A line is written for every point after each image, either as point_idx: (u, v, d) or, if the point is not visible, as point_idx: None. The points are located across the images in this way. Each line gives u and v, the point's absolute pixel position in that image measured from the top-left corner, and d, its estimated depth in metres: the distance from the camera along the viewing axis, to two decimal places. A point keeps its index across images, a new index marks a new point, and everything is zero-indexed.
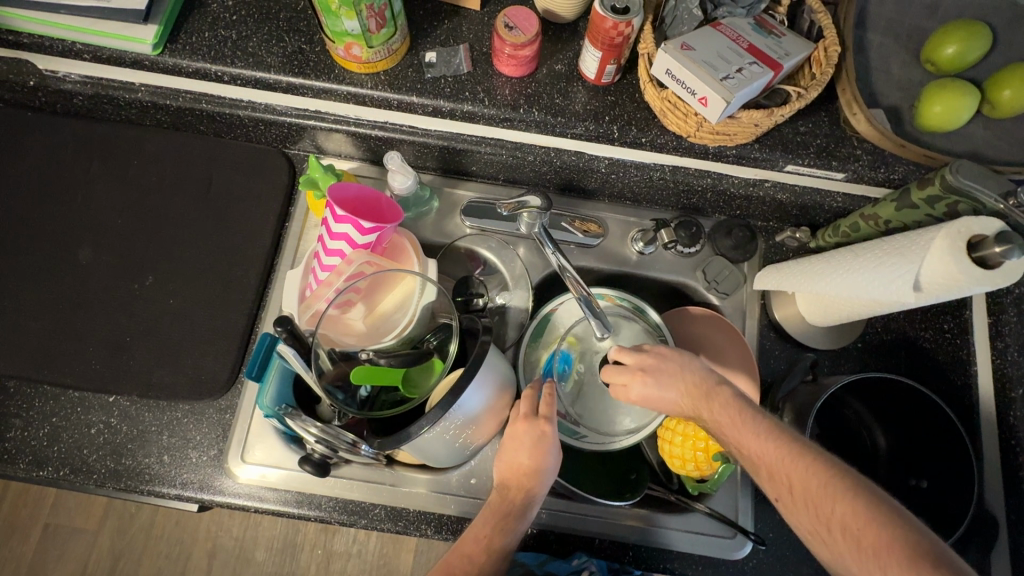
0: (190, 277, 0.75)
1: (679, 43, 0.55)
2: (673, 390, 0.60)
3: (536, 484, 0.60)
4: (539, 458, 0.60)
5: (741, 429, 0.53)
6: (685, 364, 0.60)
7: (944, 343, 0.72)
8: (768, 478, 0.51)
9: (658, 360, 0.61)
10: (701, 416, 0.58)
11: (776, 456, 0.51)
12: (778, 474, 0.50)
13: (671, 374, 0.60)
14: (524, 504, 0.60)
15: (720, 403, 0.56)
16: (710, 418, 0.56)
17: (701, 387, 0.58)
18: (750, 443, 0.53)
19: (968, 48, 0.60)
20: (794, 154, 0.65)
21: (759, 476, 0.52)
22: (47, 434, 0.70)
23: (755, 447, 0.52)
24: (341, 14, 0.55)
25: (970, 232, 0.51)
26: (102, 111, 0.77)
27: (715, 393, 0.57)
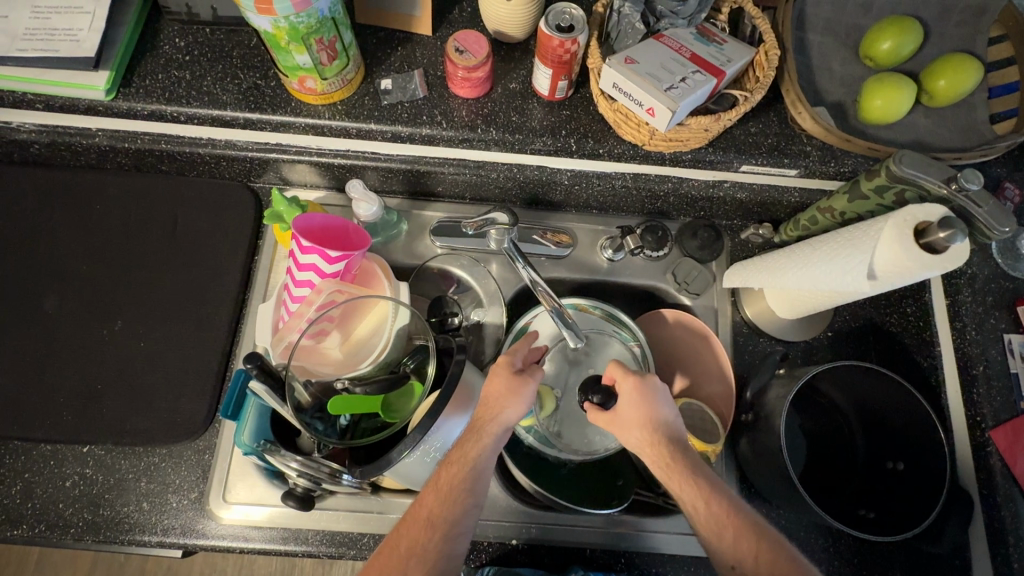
0: (160, 319, 0.74)
1: (623, 57, 0.56)
2: (654, 425, 0.56)
3: (486, 416, 0.57)
4: (494, 389, 0.59)
5: (707, 497, 0.51)
6: (653, 408, 0.56)
7: (909, 326, 0.74)
8: (729, 557, 0.49)
9: (633, 402, 0.57)
10: (668, 464, 0.54)
11: (743, 524, 0.50)
12: (742, 550, 0.49)
13: (636, 422, 0.56)
14: (472, 440, 0.56)
15: (687, 472, 0.53)
16: (670, 478, 0.54)
17: (665, 452, 0.54)
18: (714, 511, 0.51)
19: (902, 43, 0.63)
20: (747, 155, 0.67)
21: (712, 539, 0.51)
22: (20, 491, 0.68)
23: (722, 522, 0.50)
24: (292, 49, 0.56)
25: (916, 220, 0.53)
26: (61, 158, 0.76)
27: (680, 461, 0.54)
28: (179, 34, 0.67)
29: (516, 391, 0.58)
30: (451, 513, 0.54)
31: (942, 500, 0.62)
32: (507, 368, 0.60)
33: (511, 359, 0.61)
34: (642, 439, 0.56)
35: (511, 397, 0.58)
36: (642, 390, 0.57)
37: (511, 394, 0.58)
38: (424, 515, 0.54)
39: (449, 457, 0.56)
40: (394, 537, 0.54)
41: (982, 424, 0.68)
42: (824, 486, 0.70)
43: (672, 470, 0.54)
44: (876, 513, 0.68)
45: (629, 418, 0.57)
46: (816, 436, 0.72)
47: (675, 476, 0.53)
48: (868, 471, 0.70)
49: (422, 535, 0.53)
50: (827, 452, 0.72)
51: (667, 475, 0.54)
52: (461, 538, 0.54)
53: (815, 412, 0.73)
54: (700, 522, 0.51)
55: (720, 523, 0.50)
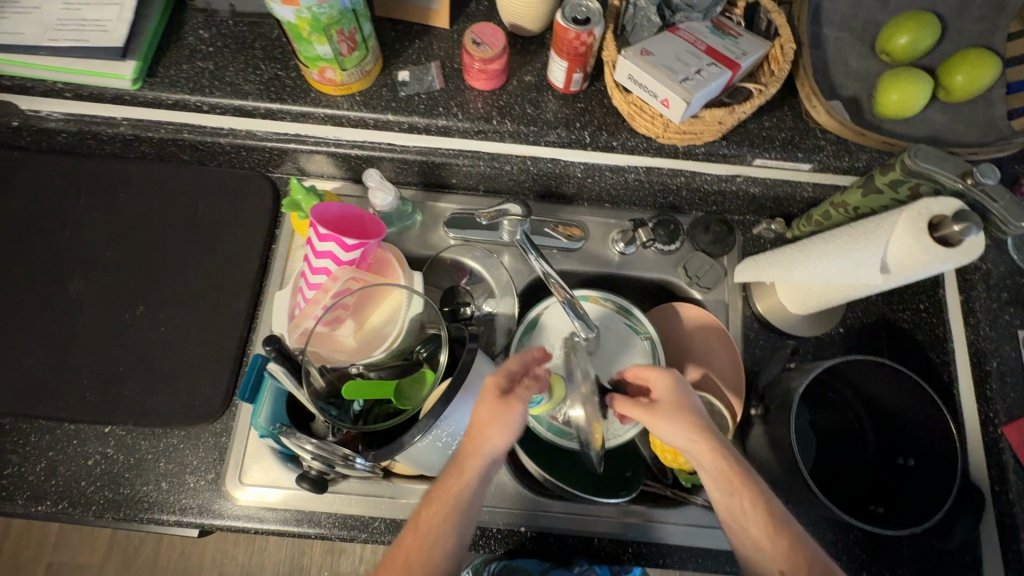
0: (180, 304, 0.76)
1: (639, 49, 0.57)
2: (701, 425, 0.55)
3: (467, 452, 0.55)
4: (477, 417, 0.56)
5: (759, 501, 0.52)
6: (696, 407, 0.57)
7: (922, 323, 0.74)
8: (785, 552, 0.49)
9: (677, 399, 0.57)
10: (720, 465, 0.53)
11: (793, 532, 0.50)
12: (795, 556, 0.49)
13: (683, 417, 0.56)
14: (454, 479, 0.54)
15: (738, 465, 0.53)
16: (722, 479, 0.53)
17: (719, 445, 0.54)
18: (767, 515, 0.51)
19: (919, 38, 0.63)
20: (761, 149, 0.67)
21: (764, 545, 0.50)
22: (44, 469, 0.70)
23: (774, 523, 0.51)
24: (313, 40, 0.57)
25: (930, 213, 0.53)
26: (87, 146, 0.78)
27: (730, 453, 0.54)
28: (204, 26, 0.69)
29: (504, 419, 0.55)
30: (429, 559, 0.51)
31: (953, 492, 0.62)
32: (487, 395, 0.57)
33: (495, 382, 0.58)
34: (695, 431, 0.55)
35: (495, 428, 0.55)
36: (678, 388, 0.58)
37: (495, 424, 0.55)
38: (401, 562, 0.51)
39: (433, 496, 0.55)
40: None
41: (995, 421, 0.68)
42: (834, 482, 0.70)
43: (727, 462, 0.53)
44: (886, 509, 0.67)
45: (677, 410, 0.56)
46: (828, 433, 0.73)
47: (727, 478, 0.53)
48: (880, 469, 0.70)
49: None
50: (838, 449, 0.72)
51: (720, 468, 0.53)
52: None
53: (825, 408, 0.73)
54: (750, 518, 0.51)
55: (774, 529, 0.50)
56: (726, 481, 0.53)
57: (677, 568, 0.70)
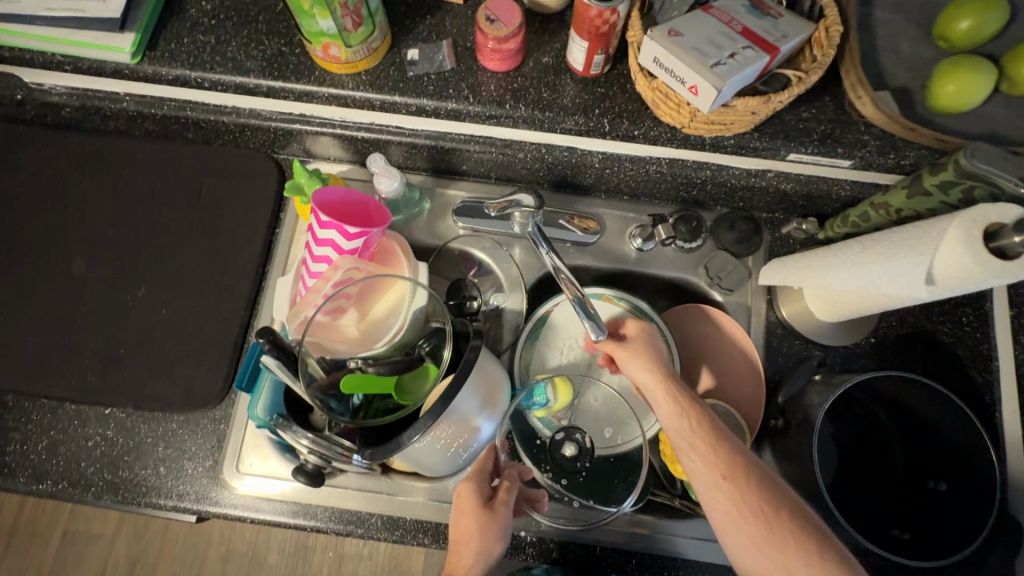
0: (182, 287, 0.74)
1: (667, 28, 0.52)
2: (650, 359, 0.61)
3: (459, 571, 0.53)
4: (462, 534, 0.55)
5: (703, 423, 0.54)
6: (650, 344, 0.63)
7: (963, 337, 0.68)
8: (716, 464, 0.52)
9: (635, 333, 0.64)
10: (674, 394, 0.57)
11: (733, 451, 0.52)
12: (733, 470, 0.51)
13: (640, 352, 0.62)
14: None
15: (725, 446, 0.52)
16: (671, 400, 0.57)
17: (710, 427, 0.54)
18: (709, 434, 0.53)
19: (984, 22, 0.56)
20: (796, 142, 0.61)
21: (705, 458, 0.52)
22: (45, 448, 0.70)
23: (716, 440, 0.53)
24: (315, 13, 0.54)
25: (986, 221, 0.47)
26: (92, 122, 0.76)
27: (721, 436, 0.53)
28: None
29: (486, 527, 0.54)
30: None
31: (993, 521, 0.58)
32: (469, 505, 0.56)
33: (471, 484, 0.58)
34: (681, 409, 0.56)
35: (484, 547, 0.54)
36: (665, 366, 0.60)
37: (483, 541, 0.54)
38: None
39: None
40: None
41: None
42: (856, 502, 0.66)
43: (717, 443, 0.53)
44: (911, 534, 0.63)
45: (662, 383, 0.58)
46: (853, 449, 0.67)
47: (681, 406, 0.56)
48: (908, 492, 0.65)
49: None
50: (863, 466, 0.67)
51: (705, 448, 0.53)
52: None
53: (852, 422, 0.67)
54: (695, 434, 0.54)
55: (713, 443, 0.53)
56: (711, 462, 0.52)
57: None
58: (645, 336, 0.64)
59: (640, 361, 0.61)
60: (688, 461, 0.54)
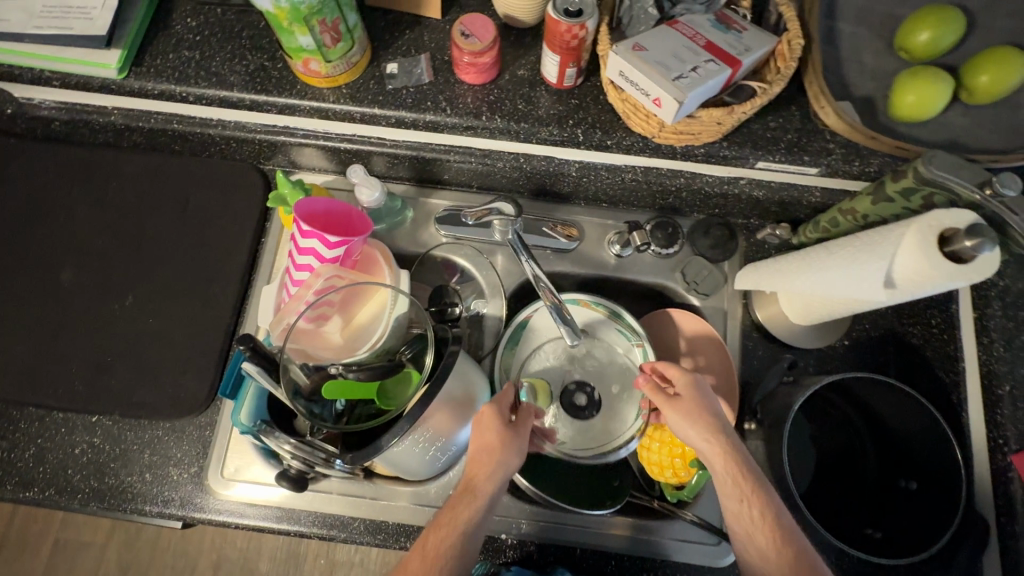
0: (169, 296, 0.75)
1: (632, 44, 0.53)
2: (710, 431, 0.54)
3: (480, 475, 0.56)
4: (488, 446, 0.57)
5: (769, 517, 0.50)
6: (712, 408, 0.56)
7: (932, 339, 0.70)
8: (782, 569, 0.49)
9: (691, 395, 0.57)
10: (735, 482, 0.52)
11: (799, 552, 0.49)
12: (798, 575, 0.48)
13: (697, 419, 0.55)
14: (466, 502, 0.55)
15: (790, 548, 0.49)
16: (733, 486, 0.52)
17: (774, 523, 0.50)
18: (771, 532, 0.50)
19: (941, 35, 0.58)
20: (764, 151, 0.63)
21: (769, 560, 0.50)
22: (32, 455, 0.71)
23: (779, 542, 0.50)
24: (294, 30, 0.55)
25: (941, 226, 0.49)
26: (81, 135, 0.78)
27: (785, 534, 0.50)
28: (191, 14, 0.67)
29: (509, 442, 0.57)
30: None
31: (956, 520, 0.59)
32: (497, 422, 0.58)
33: (496, 408, 0.59)
34: (742, 496, 0.51)
35: (506, 456, 0.56)
36: (727, 438, 0.54)
37: (505, 451, 0.56)
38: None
39: (440, 517, 0.55)
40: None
41: (1004, 448, 0.64)
42: (831, 503, 0.67)
43: (781, 544, 0.50)
44: (883, 534, 0.64)
45: (724, 462, 0.53)
46: (829, 451, 0.69)
47: (744, 497, 0.51)
48: (882, 492, 0.67)
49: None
50: (839, 468, 0.69)
51: (767, 547, 0.50)
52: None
53: (825, 422, 0.70)
54: (757, 530, 0.50)
55: (779, 545, 0.50)
56: (773, 566, 0.49)
57: None
58: (703, 394, 0.57)
59: (696, 429, 0.55)
60: (744, 551, 0.52)
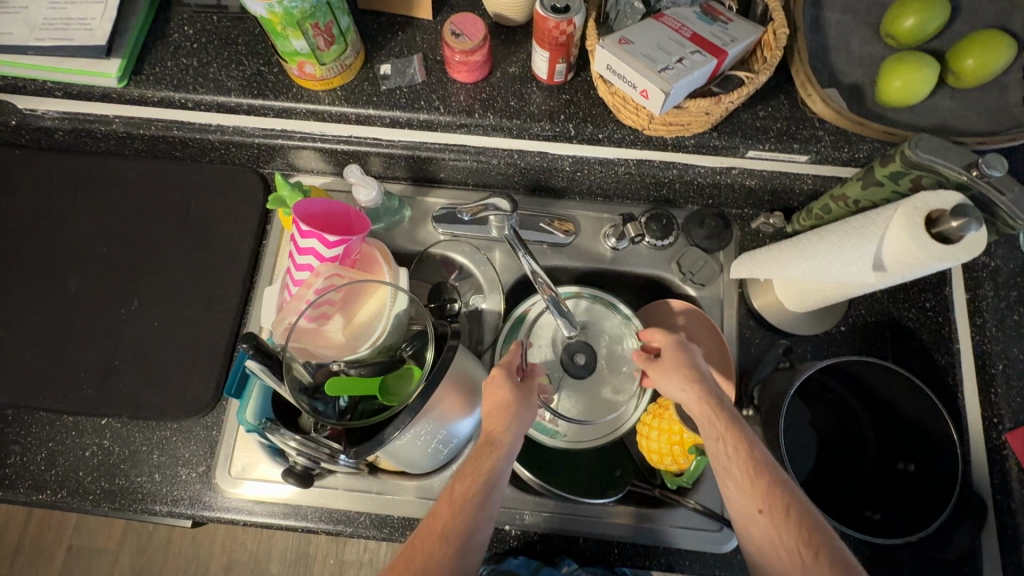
0: (173, 299, 0.77)
1: (618, 38, 0.54)
2: (686, 373, 0.57)
3: (500, 429, 0.56)
4: (505, 400, 0.58)
5: (745, 449, 0.51)
6: (687, 353, 0.58)
7: (927, 321, 0.70)
8: (755, 497, 0.49)
9: (668, 342, 0.60)
10: (709, 417, 0.53)
11: (775, 481, 0.49)
12: (773, 500, 0.49)
13: (675, 366, 0.58)
14: (488, 454, 0.55)
15: (765, 479, 0.50)
16: (710, 422, 0.53)
17: (748, 455, 0.51)
18: (746, 461, 0.50)
19: (927, 19, 0.59)
20: (754, 140, 0.64)
21: (743, 488, 0.50)
22: (44, 459, 0.72)
23: (753, 472, 0.50)
24: (289, 35, 0.56)
25: (928, 207, 0.49)
26: (84, 144, 0.80)
27: (760, 464, 0.50)
28: (188, 22, 0.69)
29: (526, 400, 0.59)
30: (465, 526, 0.51)
31: (952, 500, 0.60)
32: (510, 379, 0.59)
33: (507, 368, 0.60)
34: (716, 433, 0.52)
35: (523, 410, 0.58)
36: (702, 383, 0.56)
37: (521, 405, 0.58)
38: (437, 530, 0.51)
39: (462, 467, 0.55)
40: (395, 561, 0.51)
41: (999, 426, 0.64)
42: (829, 485, 0.68)
43: (756, 474, 0.50)
44: (882, 515, 0.65)
45: (699, 405, 0.55)
46: (827, 435, 0.70)
47: (720, 431, 0.52)
48: (880, 475, 0.67)
49: (427, 552, 0.50)
50: (837, 452, 0.69)
51: (743, 479, 0.50)
52: (475, 550, 0.52)
53: (823, 407, 0.71)
54: (732, 460, 0.51)
55: (754, 473, 0.50)
56: (749, 497, 0.50)
57: (663, 569, 0.69)
58: (681, 348, 0.59)
59: (674, 379, 0.57)
60: (724, 486, 0.52)
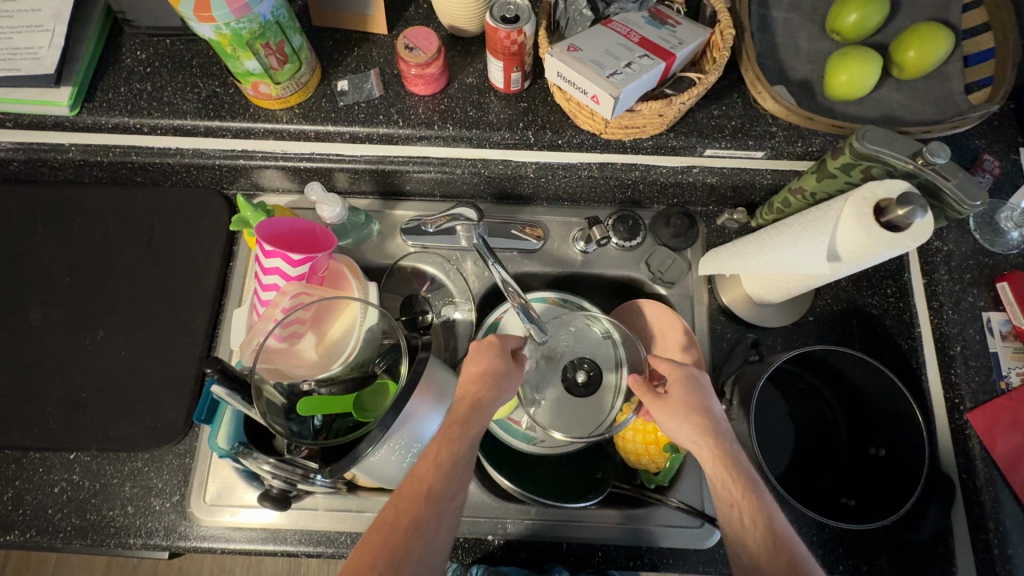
0: (141, 327, 0.76)
1: (566, 45, 0.55)
2: (699, 426, 0.53)
3: (487, 399, 0.56)
4: (490, 369, 0.58)
5: (762, 518, 0.48)
6: (699, 397, 0.56)
7: (890, 308, 0.72)
8: (771, 573, 0.46)
9: (678, 384, 0.57)
10: (725, 474, 0.51)
11: (792, 553, 0.47)
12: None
13: (686, 411, 0.54)
14: (476, 418, 0.54)
15: (783, 556, 0.47)
16: (723, 485, 0.50)
17: (763, 524, 0.48)
18: (762, 530, 0.48)
19: (868, 15, 0.61)
20: (710, 138, 0.65)
21: (758, 561, 0.47)
22: (11, 498, 0.70)
23: (767, 543, 0.47)
24: (239, 55, 0.56)
25: (876, 197, 0.51)
26: (41, 174, 0.78)
27: (777, 537, 0.48)
28: (141, 46, 0.68)
29: (500, 376, 0.58)
30: (448, 489, 0.50)
31: (921, 481, 0.60)
32: (501, 353, 0.60)
33: (505, 342, 0.62)
34: (731, 500, 0.50)
35: (505, 379, 0.58)
36: (717, 439, 0.53)
37: (506, 378, 0.59)
38: (423, 490, 0.49)
39: (443, 432, 0.53)
40: (378, 522, 0.48)
41: (961, 406, 0.65)
42: (804, 474, 0.69)
43: (772, 547, 0.47)
44: (857, 501, 0.66)
45: (714, 462, 0.52)
46: (804, 426, 0.71)
47: (736, 496, 0.50)
48: (854, 461, 0.68)
49: (413, 512, 0.48)
50: (812, 442, 0.71)
51: (756, 549, 0.47)
52: (453, 518, 0.50)
53: (795, 398, 0.72)
54: (748, 528, 0.48)
55: (771, 545, 0.47)
56: (765, 571, 0.46)
57: (648, 569, 0.69)
58: (694, 392, 0.56)
59: (685, 428, 0.54)
60: (735, 553, 0.49)
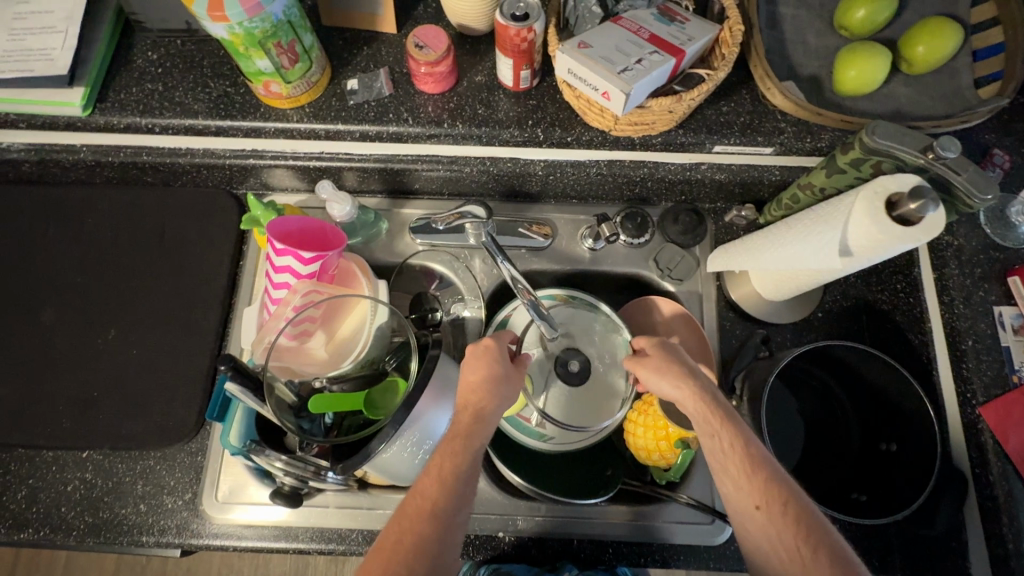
0: (152, 326, 0.76)
1: (577, 42, 0.55)
2: (677, 375, 0.55)
3: (488, 404, 0.56)
4: (489, 374, 0.57)
5: (741, 447, 0.50)
6: (675, 353, 0.58)
7: (900, 303, 0.72)
8: (753, 495, 0.48)
9: (656, 345, 0.59)
10: (704, 412, 0.53)
11: (770, 475, 0.49)
12: (769, 495, 0.48)
13: (664, 364, 0.57)
14: (478, 428, 0.54)
15: (761, 474, 0.49)
16: (704, 422, 0.52)
17: (742, 451, 0.50)
18: (741, 456, 0.50)
19: (876, 11, 0.61)
20: (718, 135, 0.66)
21: (740, 485, 0.49)
22: (24, 496, 0.71)
23: (748, 467, 0.49)
24: (251, 55, 0.57)
25: (888, 191, 0.51)
26: (52, 174, 0.79)
27: (755, 461, 0.50)
28: (153, 47, 0.69)
29: (498, 381, 0.57)
30: (452, 502, 0.50)
31: (933, 477, 0.60)
32: (499, 357, 0.58)
33: (501, 344, 0.60)
34: (712, 430, 0.52)
35: (506, 383, 0.57)
36: (695, 379, 0.55)
37: (508, 383, 0.58)
38: (426, 506, 0.50)
39: (446, 443, 0.53)
40: (383, 540, 0.49)
41: (973, 401, 0.65)
42: (816, 470, 0.69)
43: (752, 471, 0.49)
44: (868, 496, 0.66)
45: (693, 401, 0.54)
46: (814, 422, 0.71)
47: (715, 431, 0.52)
48: (865, 457, 0.68)
49: (417, 528, 0.49)
50: (822, 437, 0.70)
51: (738, 475, 0.49)
52: (457, 531, 0.50)
53: (806, 393, 0.72)
54: (729, 458, 0.50)
55: (750, 468, 0.49)
56: (745, 493, 0.49)
57: (659, 565, 0.69)
58: (671, 349, 0.59)
59: (665, 377, 0.56)
60: (722, 484, 0.51)
